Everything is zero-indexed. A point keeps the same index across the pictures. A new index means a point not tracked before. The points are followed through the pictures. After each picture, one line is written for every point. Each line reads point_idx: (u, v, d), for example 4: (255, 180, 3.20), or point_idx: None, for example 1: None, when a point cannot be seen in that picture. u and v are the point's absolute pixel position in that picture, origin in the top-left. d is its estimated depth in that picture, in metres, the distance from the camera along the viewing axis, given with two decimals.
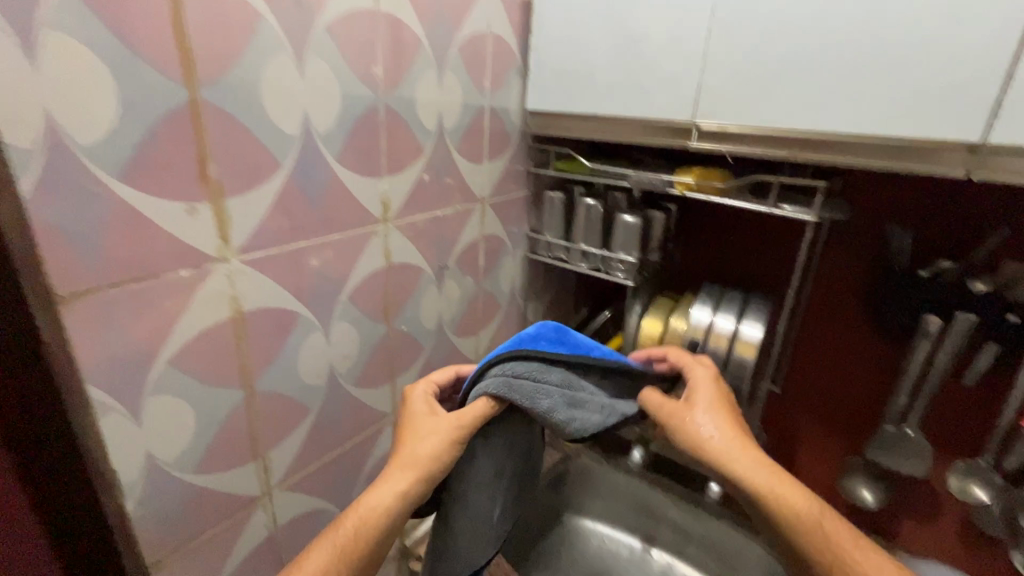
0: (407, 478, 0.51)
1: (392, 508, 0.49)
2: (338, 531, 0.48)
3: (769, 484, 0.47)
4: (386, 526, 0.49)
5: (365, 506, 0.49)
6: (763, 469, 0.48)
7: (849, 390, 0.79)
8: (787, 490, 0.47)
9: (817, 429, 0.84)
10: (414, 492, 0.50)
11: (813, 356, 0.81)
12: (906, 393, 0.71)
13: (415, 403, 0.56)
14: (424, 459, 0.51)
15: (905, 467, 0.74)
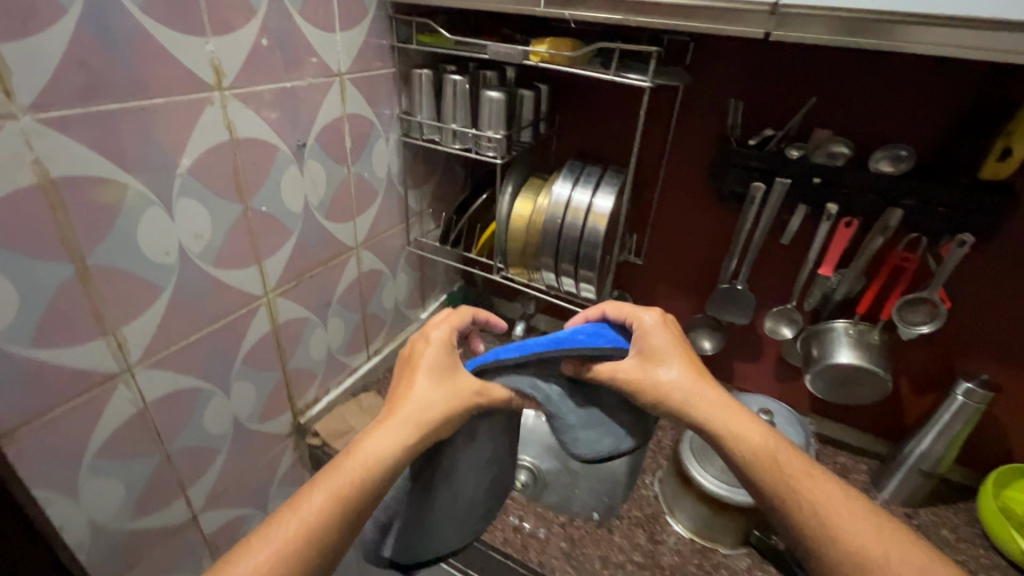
0: (412, 426, 0.49)
1: (391, 458, 0.47)
2: (338, 477, 0.45)
3: (767, 452, 0.48)
4: (383, 479, 0.46)
5: (365, 452, 0.47)
6: (756, 431, 0.50)
7: (696, 256, 0.90)
8: (782, 456, 0.48)
9: (671, 293, 0.96)
10: (415, 445, 0.49)
11: (668, 229, 0.90)
12: (736, 254, 0.82)
13: (428, 355, 0.56)
14: (433, 414, 0.50)
15: (734, 316, 0.88)
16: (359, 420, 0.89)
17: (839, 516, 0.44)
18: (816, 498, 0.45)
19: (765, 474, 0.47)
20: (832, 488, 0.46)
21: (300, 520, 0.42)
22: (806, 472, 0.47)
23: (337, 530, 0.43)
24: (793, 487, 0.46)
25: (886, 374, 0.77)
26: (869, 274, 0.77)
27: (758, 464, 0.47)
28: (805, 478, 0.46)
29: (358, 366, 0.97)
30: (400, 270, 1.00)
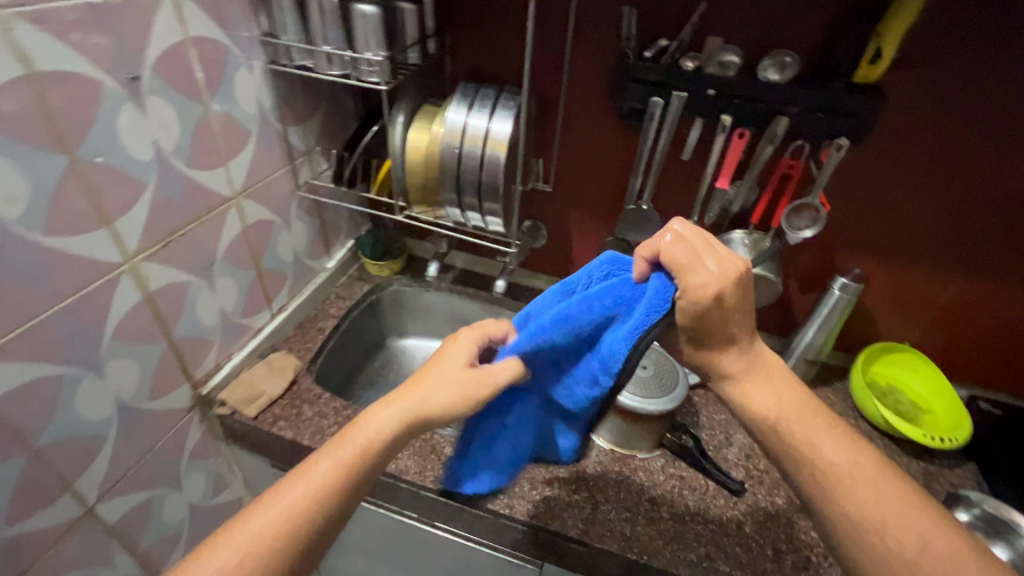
0: (410, 413, 0.54)
1: (387, 440, 0.52)
2: (349, 442, 0.50)
3: (790, 415, 0.45)
4: (378, 454, 0.51)
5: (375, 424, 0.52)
6: (789, 394, 0.47)
7: (603, 178, 0.90)
8: (808, 421, 0.45)
9: (583, 218, 0.96)
10: (408, 430, 0.53)
11: (575, 153, 0.89)
12: (640, 173, 0.82)
13: (450, 349, 0.60)
14: (430, 405, 0.54)
15: (641, 236, 0.89)
16: (269, 383, 0.84)
17: (844, 479, 0.42)
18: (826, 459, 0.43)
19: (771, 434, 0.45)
20: (850, 455, 0.43)
21: (316, 476, 0.47)
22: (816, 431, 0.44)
23: (346, 489, 0.48)
24: (807, 449, 0.44)
25: (777, 278, 0.82)
26: (761, 184, 0.80)
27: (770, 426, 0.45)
28: (818, 443, 0.44)
29: (262, 326, 0.90)
30: (295, 219, 0.91)
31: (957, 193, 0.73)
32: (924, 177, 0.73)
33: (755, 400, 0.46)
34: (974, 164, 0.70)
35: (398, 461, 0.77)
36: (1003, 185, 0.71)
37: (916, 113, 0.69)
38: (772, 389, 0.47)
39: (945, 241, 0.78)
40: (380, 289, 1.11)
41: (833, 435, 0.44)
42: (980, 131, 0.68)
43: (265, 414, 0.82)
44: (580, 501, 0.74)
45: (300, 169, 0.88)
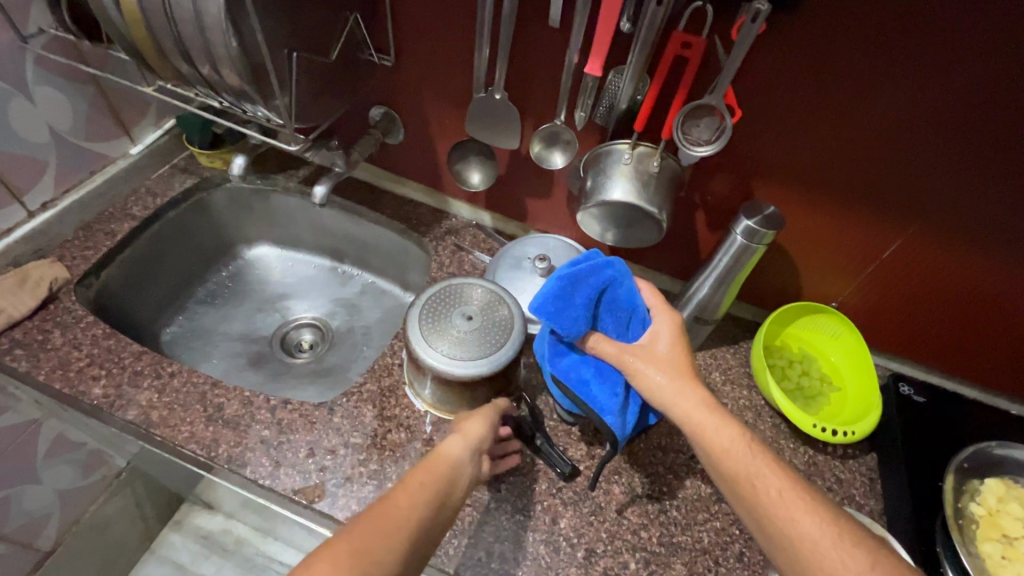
0: (463, 447, 0.49)
1: (455, 467, 0.47)
2: (433, 465, 0.46)
3: (741, 458, 0.45)
4: (450, 484, 0.46)
5: (444, 453, 0.48)
6: (734, 447, 0.46)
7: (450, 50, 0.65)
8: (777, 469, 0.45)
9: (437, 108, 0.72)
10: (466, 459, 0.49)
11: (414, 11, 0.63)
12: (485, 45, 0.56)
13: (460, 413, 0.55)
14: (472, 443, 0.50)
15: (500, 140, 0.66)
16: (11, 300, 0.67)
17: (819, 524, 0.42)
18: (794, 515, 0.43)
19: (735, 488, 0.45)
20: (813, 512, 0.43)
21: (393, 505, 0.41)
22: (764, 461, 0.46)
23: (427, 518, 0.42)
24: (765, 498, 0.43)
25: (663, 210, 0.60)
26: (653, 71, 0.55)
27: (738, 476, 0.45)
28: (773, 483, 0.44)
29: (14, 228, 0.71)
30: (41, 85, 0.68)
31: (884, 140, 0.54)
32: (841, 123, 0.54)
33: (723, 445, 0.46)
34: (907, 95, 0.50)
35: (151, 409, 0.63)
36: (946, 123, 0.51)
37: (819, 27, 0.49)
38: (713, 441, 0.47)
39: (880, 203, 0.59)
40: (209, 185, 0.89)
41: (794, 489, 0.44)
42: (907, 48, 0.48)
43: (1, 338, 0.66)
44: (363, 475, 0.60)
45: (23, 11, 0.63)
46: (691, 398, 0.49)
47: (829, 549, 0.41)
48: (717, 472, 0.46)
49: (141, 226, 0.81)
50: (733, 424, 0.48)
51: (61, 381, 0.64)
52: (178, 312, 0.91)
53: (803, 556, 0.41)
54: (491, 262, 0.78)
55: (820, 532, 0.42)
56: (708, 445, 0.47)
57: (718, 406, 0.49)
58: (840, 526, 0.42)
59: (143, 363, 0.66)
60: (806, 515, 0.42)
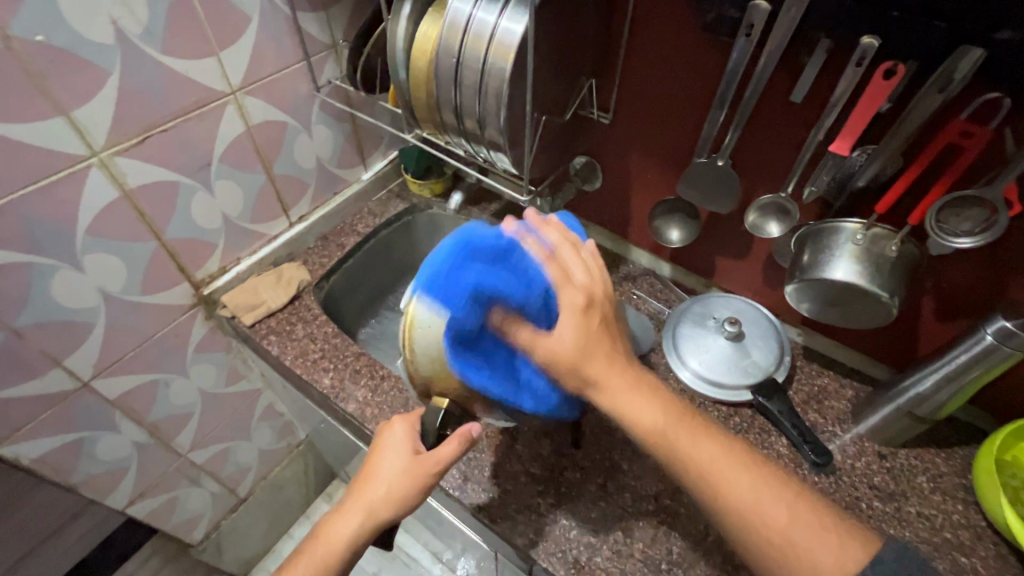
0: (364, 517, 0.55)
1: (350, 542, 0.55)
2: (322, 552, 0.55)
3: (714, 469, 0.45)
4: (342, 560, 0.55)
5: (334, 537, 0.55)
6: (707, 449, 0.46)
7: (674, 115, 0.66)
8: (748, 473, 0.45)
9: (647, 163, 0.74)
10: (369, 530, 0.55)
11: (642, 79, 0.66)
12: (720, 116, 0.58)
13: (387, 457, 0.56)
14: (382, 515, 0.55)
15: (709, 201, 0.68)
16: (272, 294, 0.83)
17: (764, 516, 0.43)
18: (727, 480, 0.45)
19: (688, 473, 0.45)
20: (755, 479, 0.45)
21: None
22: (693, 438, 0.46)
23: None
24: (748, 510, 0.44)
25: (896, 294, 0.56)
26: (910, 152, 0.52)
27: (723, 493, 0.44)
28: (738, 482, 0.44)
29: (278, 235, 0.87)
30: (318, 123, 0.83)
31: None
32: None
33: (702, 464, 0.45)
34: None
35: (366, 406, 0.73)
36: None
37: None
38: (693, 455, 0.45)
39: None
40: (415, 210, 1.01)
41: (762, 476, 0.45)
42: None
43: (262, 324, 0.81)
44: (542, 505, 0.64)
45: (320, 66, 0.78)
46: (619, 385, 0.47)
47: (829, 551, 0.42)
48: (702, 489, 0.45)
49: (362, 241, 0.94)
50: (704, 430, 0.47)
51: (302, 366, 0.77)
52: (373, 316, 1.02)
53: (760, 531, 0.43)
54: (672, 315, 0.78)
55: (754, 505, 0.44)
56: (678, 460, 0.45)
57: (639, 378, 0.48)
58: (834, 525, 0.43)
59: (361, 363, 0.77)
60: (745, 488, 0.44)
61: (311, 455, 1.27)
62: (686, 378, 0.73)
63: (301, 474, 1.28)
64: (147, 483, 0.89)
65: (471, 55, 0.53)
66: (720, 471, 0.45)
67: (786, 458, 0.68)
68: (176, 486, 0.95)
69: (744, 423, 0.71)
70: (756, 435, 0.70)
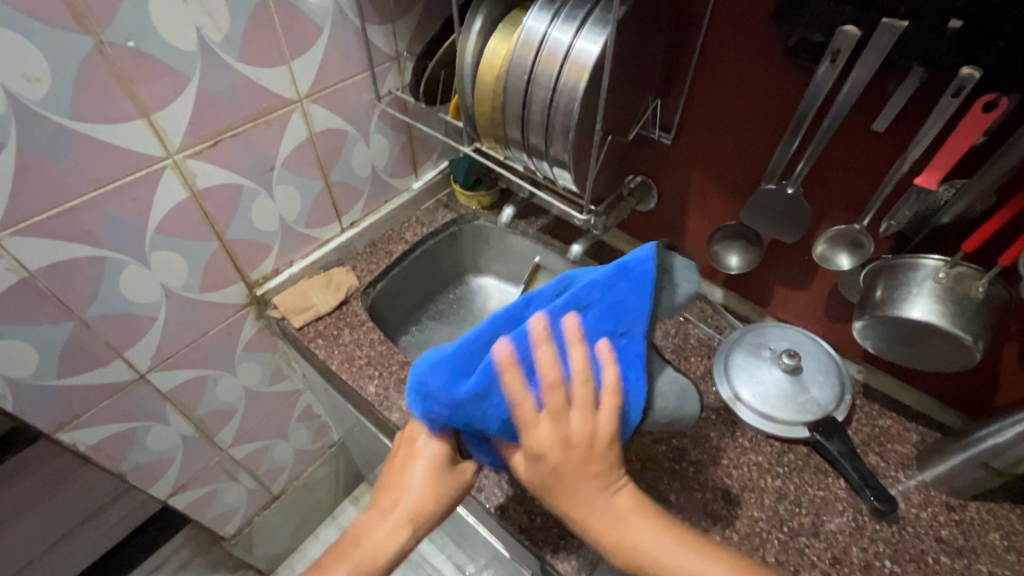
0: (406, 518, 0.52)
1: (394, 542, 0.52)
2: (360, 554, 0.52)
3: (653, 542, 0.47)
4: (385, 560, 0.52)
5: (374, 537, 0.52)
6: (665, 528, 0.48)
7: (740, 139, 0.65)
8: (667, 546, 0.47)
9: (707, 186, 0.72)
10: (411, 530, 0.53)
11: (710, 101, 0.64)
12: (794, 143, 0.56)
13: (419, 461, 0.53)
14: (425, 513, 0.53)
15: (774, 228, 0.66)
16: (321, 297, 0.84)
17: (648, 553, 0.46)
18: (670, 569, 0.46)
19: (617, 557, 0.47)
20: (709, 564, 0.46)
21: None
22: (647, 529, 0.47)
23: None
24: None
25: (980, 338, 0.52)
26: (1004, 190, 0.49)
27: (637, 560, 0.46)
28: (653, 546, 0.46)
29: (330, 239, 0.89)
30: (376, 132, 0.84)
31: None
32: None
33: (636, 543, 0.46)
34: None
35: (409, 415, 0.72)
36: None
37: None
38: (612, 535, 0.46)
39: None
40: (463, 221, 1.00)
41: (711, 558, 0.47)
42: None
43: (311, 327, 0.83)
44: (585, 532, 0.62)
45: (383, 77, 0.79)
46: (589, 488, 0.46)
47: None
48: (615, 556, 0.47)
49: (410, 249, 0.94)
50: (646, 510, 0.48)
51: (347, 371, 0.77)
52: (415, 324, 1.01)
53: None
54: (726, 342, 0.76)
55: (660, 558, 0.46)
56: (620, 548, 0.46)
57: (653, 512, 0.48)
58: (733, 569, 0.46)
59: (406, 372, 0.77)
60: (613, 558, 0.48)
61: (342, 457, 1.28)
62: (739, 410, 0.71)
63: (331, 476, 1.29)
64: (189, 475, 0.90)
65: (544, 73, 0.53)
66: (637, 536, 0.47)
67: (845, 502, 0.64)
68: (214, 480, 0.97)
69: (799, 461, 0.68)
70: (813, 475, 0.67)
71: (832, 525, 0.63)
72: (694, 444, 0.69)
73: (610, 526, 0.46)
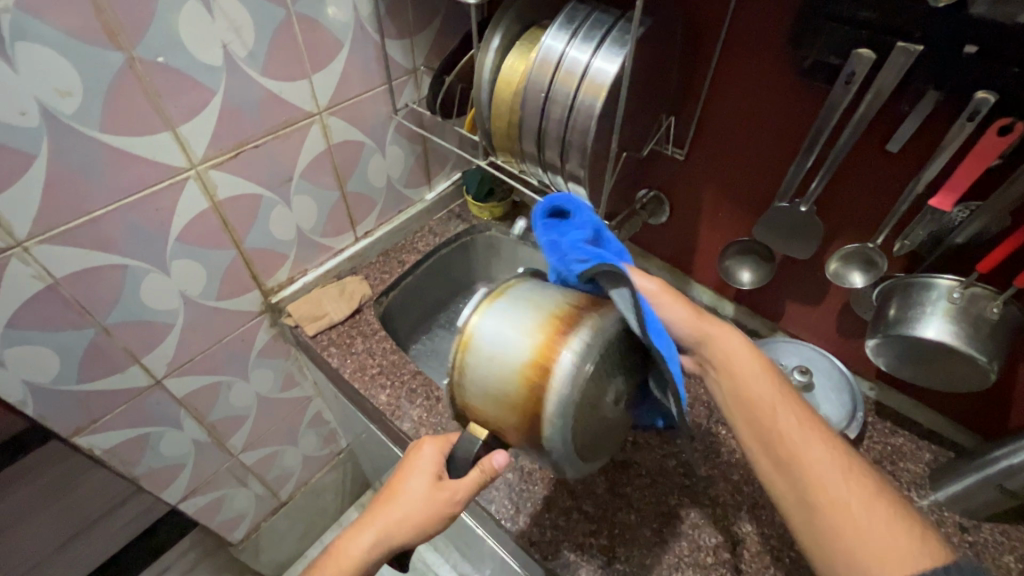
0: (380, 529, 0.52)
1: (362, 551, 0.52)
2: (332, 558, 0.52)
3: (809, 444, 0.45)
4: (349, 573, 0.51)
5: (347, 542, 0.52)
6: (804, 426, 0.47)
7: (753, 157, 0.65)
8: (835, 470, 0.44)
9: (718, 202, 0.73)
10: (384, 543, 0.52)
11: (724, 119, 0.65)
12: (807, 163, 0.57)
13: (410, 475, 0.54)
14: (401, 529, 0.52)
15: (786, 245, 0.66)
16: (335, 306, 0.85)
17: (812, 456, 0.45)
18: (823, 484, 0.43)
19: (775, 448, 0.46)
20: (852, 484, 0.43)
21: None
22: (839, 474, 0.43)
23: None
24: (828, 499, 0.42)
25: (995, 359, 0.52)
26: (1019, 212, 0.50)
27: (809, 482, 0.43)
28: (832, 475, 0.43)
29: (344, 249, 0.90)
30: (391, 143, 0.85)
31: None
32: None
33: (823, 481, 0.43)
34: None
35: (421, 426, 0.73)
36: None
37: None
38: (783, 420, 0.47)
39: None
40: (475, 231, 1.01)
41: (860, 486, 0.43)
42: None
43: (324, 335, 0.83)
44: (595, 547, 0.62)
45: (400, 90, 0.80)
46: (760, 382, 0.50)
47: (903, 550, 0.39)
48: (781, 472, 0.45)
49: (423, 258, 0.95)
50: (820, 427, 0.47)
51: (360, 380, 0.78)
52: (425, 333, 1.01)
53: (821, 508, 0.42)
54: None
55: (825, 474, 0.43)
56: (770, 426, 0.47)
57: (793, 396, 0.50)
58: (896, 517, 0.41)
59: (417, 383, 0.78)
60: (787, 488, 0.44)
61: (349, 464, 1.28)
62: None
63: (338, 483, 1.29)
64: (200, 480, 0.91)
65: (561, 91, 0.55)
66: (799, 431, 0.46)
67: None
68: (225, 485, 0.97)
69: None
70: None
71: None
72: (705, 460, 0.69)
73: (785, 412, 0.47)
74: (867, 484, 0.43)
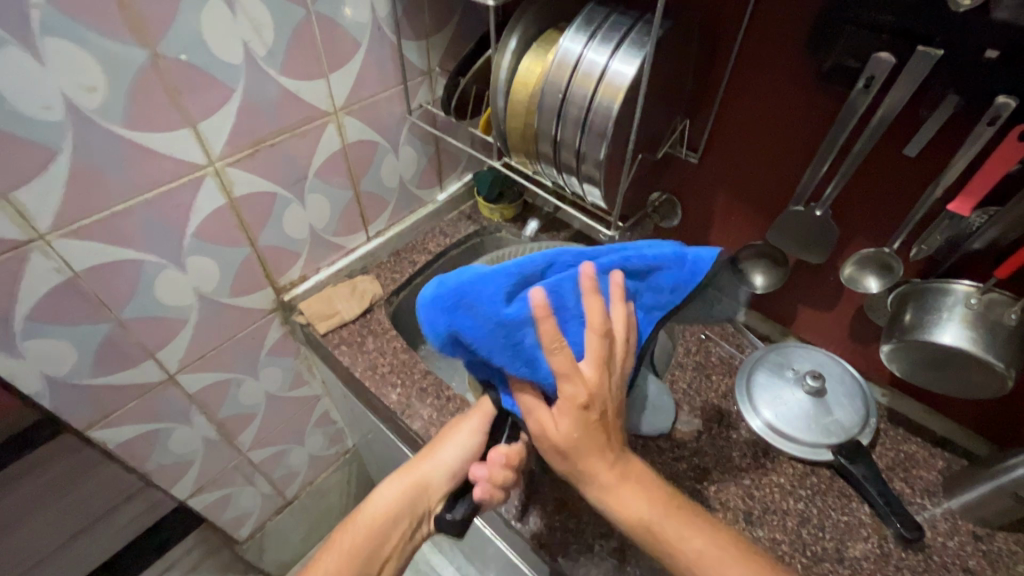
0: (411, 477, 0.60)
1: (395, 496, 0.58)
2: (370, 504, 0.58)
3: (660, 514, 0.48)
4: (388, 521, 0.57)
5: (388, 487, 0.59)
6: (654, 488, 0.50)
7: (768, 161, 0.65)
8: (674, 522, 0.48)
9: (732, 206, 0.73)
10: (416, 491, 0.59)
11: (739, 122, 0.65)
12: (823, 166, 0.57)
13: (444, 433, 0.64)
14: (436, 471, 0.61)
15: (799, 249, 0.66)
16: (346, 305, 0.85)
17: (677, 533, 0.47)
18: (701, 563, 0.46)
19: (646, 537, 0.48)
20: (700, 539, 0.47)
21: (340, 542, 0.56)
22: (683, 530, 0.47)
23: (363, 547, 0.55)
24: (674, 546, 0.47)
25: (1013, 366, 0.52)
26: None
27: (668, 549, 0.47)
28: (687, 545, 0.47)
29: (356, 248, 0.90)
30: (404, 144, 0.86)
31: None
32: None
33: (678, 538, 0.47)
34: None
35: (431, 425, 0.73)
36: None
37: None
38: (625, 503, 0.48)
39: None
40: (485, 232, 1.01)
41: (714, 541, 0.47)
42: None
43: (335, 333, 0.84)
44: (605, 549, 0.62)
45: (415, 90, 0.81)
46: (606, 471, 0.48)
47: None
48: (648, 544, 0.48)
49: (433, 258, 0.95)
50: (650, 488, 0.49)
51: (370, 379, 0.78)
52: None
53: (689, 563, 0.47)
54: (748, 361, 0.76)
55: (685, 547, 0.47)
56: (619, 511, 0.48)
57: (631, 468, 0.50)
58: (731, 544, 0.47)
59: (428, 382, 0.78)
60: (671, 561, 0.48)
61: (355, 464, 1.28)
62: (761, 430, 0.70)
63: (343, 483, 1.29)
64: (208, 477, 0.91)
65: (578, 92, 0.55)
66: (645, 511, 0.48)
67: (870, 528, 0.64)
68: (232, 482, 0.97)
69: (822, 485, 0.67)
70: (836, 499, 0.66)
71: (856, 552, 0.62)
72: (716, 464, 0.69)
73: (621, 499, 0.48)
74: (684, 511, 0.49)
